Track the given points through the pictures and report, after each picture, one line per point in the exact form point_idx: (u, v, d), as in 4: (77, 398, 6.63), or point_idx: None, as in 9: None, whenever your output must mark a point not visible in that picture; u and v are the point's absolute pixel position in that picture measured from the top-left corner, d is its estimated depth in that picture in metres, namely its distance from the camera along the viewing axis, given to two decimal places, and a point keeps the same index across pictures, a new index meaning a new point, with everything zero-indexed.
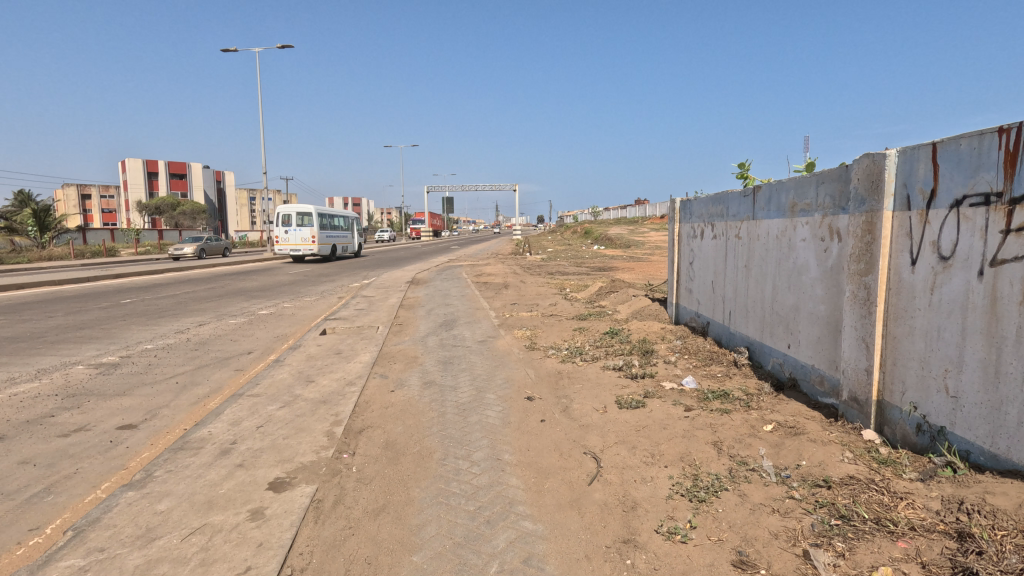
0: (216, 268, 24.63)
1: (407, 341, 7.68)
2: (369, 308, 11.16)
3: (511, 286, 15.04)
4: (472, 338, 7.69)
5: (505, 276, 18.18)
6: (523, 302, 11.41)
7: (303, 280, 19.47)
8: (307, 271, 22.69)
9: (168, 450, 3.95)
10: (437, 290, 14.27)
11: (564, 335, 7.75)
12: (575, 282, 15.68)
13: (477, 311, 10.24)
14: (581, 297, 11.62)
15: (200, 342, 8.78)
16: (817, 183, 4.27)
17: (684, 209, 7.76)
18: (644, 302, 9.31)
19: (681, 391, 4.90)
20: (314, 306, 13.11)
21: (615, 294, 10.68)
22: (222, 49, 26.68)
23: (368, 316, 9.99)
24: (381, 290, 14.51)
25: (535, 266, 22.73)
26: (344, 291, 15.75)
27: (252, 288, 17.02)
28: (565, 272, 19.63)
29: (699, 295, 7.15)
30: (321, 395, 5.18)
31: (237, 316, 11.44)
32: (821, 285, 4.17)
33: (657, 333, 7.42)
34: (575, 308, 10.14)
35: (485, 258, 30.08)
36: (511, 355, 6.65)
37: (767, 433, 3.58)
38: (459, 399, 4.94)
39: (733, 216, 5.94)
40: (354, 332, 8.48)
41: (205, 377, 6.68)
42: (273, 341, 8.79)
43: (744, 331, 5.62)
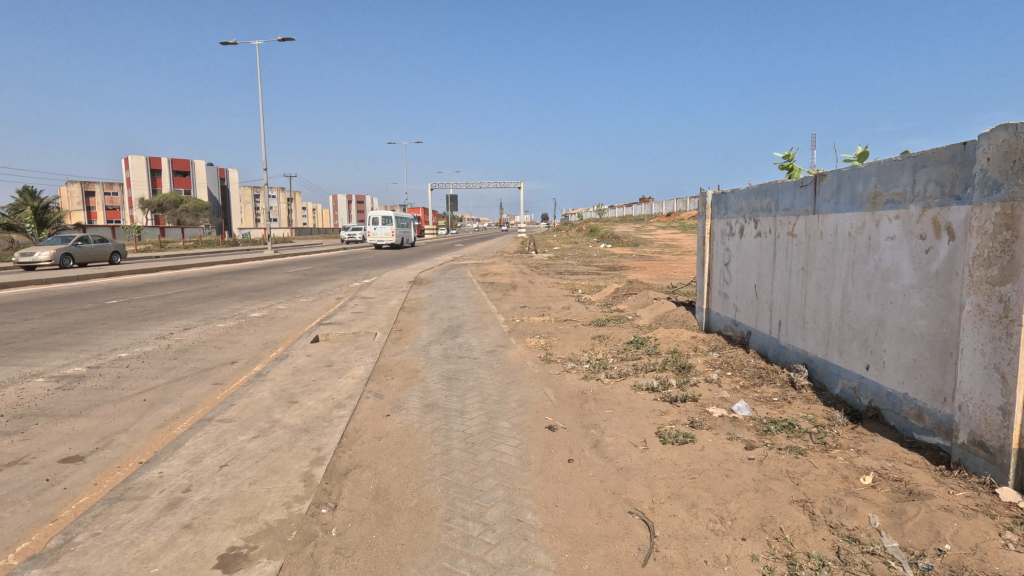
0: (214, 267, 23.91)
1: (407, 351, 6.87)
2: (368, 311, 10.35)
3: (520, 286, 14.19)
4: (480, 348, 6.88)
5: (512, 276, 17.36)
6: (533, 305, 10.56)
7: (302, 280, 18.70)
8: (307, 271, 21.95)
9: (103, 501, 3.16)
10: (441, 291, 13.43)
11: (582, 344, 6.93)
12: (588, 283, 14.83)
13: (484, 315, 9.41)
14: (596, 300, 10.78)
15: (181, 350, 8.00)
16: (912, 167, 3.43)
17: (718, 204, 6.93)
18: (669, 307, 8.48)
19: (734, 419, 4.07)
20: (310, 308, 12.30)
21: (634, 297, 9.83)
22: (221, 44, 24.55)
23: (365, 321, 9.17)
24: (382, 291, 13.68)
25: (543, 265, 21.84)
26: (344, 292, 14.94)
27: (247, 287, 16.27)
28: (576, 272, 18.78)
29: (737, 301, 6.33)
30: (303, 421, 4.38)
31: (226, 319, 10.66)
32: (919, 294, 3.34)
33: (688, 343, 6.59)
34: (591, 312, 9.29)
35: (491, 257, 29.28)
36: (525, 369, 5.83)
37: (869, 492, 2.76)
38: (467, 428, 4.13)
39: (785, 210, 5.11)
40: (349, 339, 7.68)
41: (178, 393, 5.90)
42: (261, 349, 8.00)
43: (801, 345, 4.79)
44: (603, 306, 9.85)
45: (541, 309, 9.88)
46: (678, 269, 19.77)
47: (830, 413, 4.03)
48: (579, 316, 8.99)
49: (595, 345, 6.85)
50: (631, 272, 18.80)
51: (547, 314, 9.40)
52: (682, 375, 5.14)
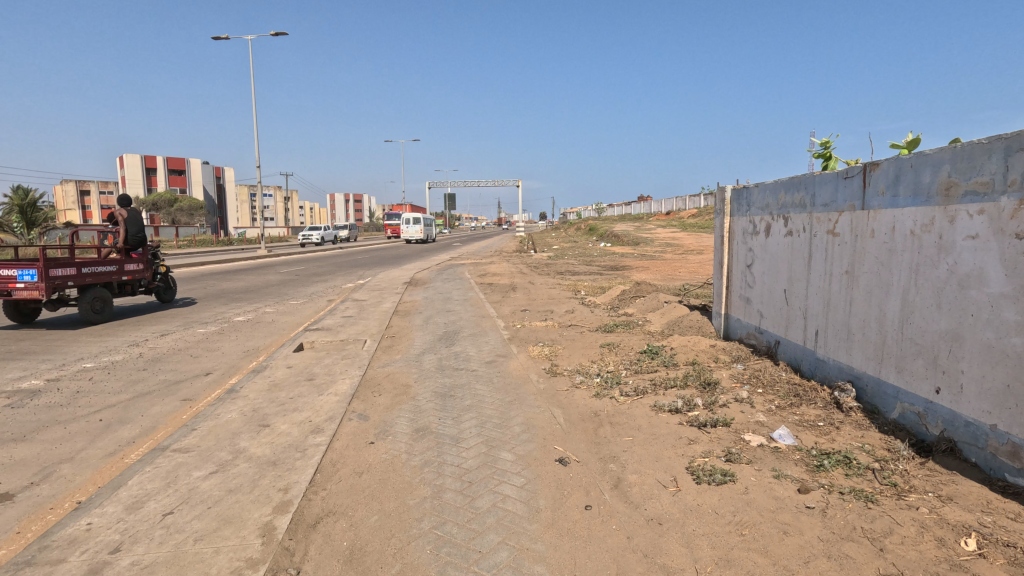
0: (205, 266, 23.23)
1: (398, 362, 6.25)
2: (359, 315, 9.72)
3: (520, 288, 13.54)
4: (478, 358, 6.27)
5: (511, 276, 16.75)
6: (535, 308, 9.93)
7: (293, 281, 18.06)
8: (300, 271, 21.32)
9: (9, 565, 2.54)
10: (437, 293, 12.77)
11: (590, 354, 6.33)
12: (590, 284, 14.22)
13: (483, 320, 8.78)
14: (601, 303, 10.15)
15: (154, 359, 7.37)
16: (1003, 151, 2.84)
17: (739, 200, 6.33)
18: (681, 311, 7.88)
19: (778, 450, 3.47)
20: (299, 311, 11.65)
21: (643, 300, 9.20)
22: (214, 37, 23.85)
23: (354, 326, 8.55)
24: (376, 293, 13.03)
25: (543, 266, 21.18)
26: (336, 293, 14.29)
27: (235, 289, 15.63)
28: (577, 272, 18.17)
29: (762, 307, 5.74)
30: (274, 451, 3.78)
31: (208, 323, 10.01)
32: (1014, 305, 2.75)
33: (707, 354, 5.99)
34: (597, 317, 8.67)
35: (489, 256, 28.68)
36: (529, 383, 5.22)
37: (979, 566, 2.16)
38: (464, 460, 3.53)
39: (824, 205, 4.52)
40: (336, 348, 7.06)
41: (140, 411, 5.28)
42: (241, 358, 7.37)
43: (845, 360, 4.20)
44: (610, 310, 9.23)
45: (543, 314, 9.26)
46: (682, 269, 19.10)
47: (890, 444, 3.43)
48: (584, 321, 8.38)
49: (605, 355, 6.25)
50: (634, 272, 18.14)
51: (550, 318, 8.78)
52: (708, 392, 4.54)
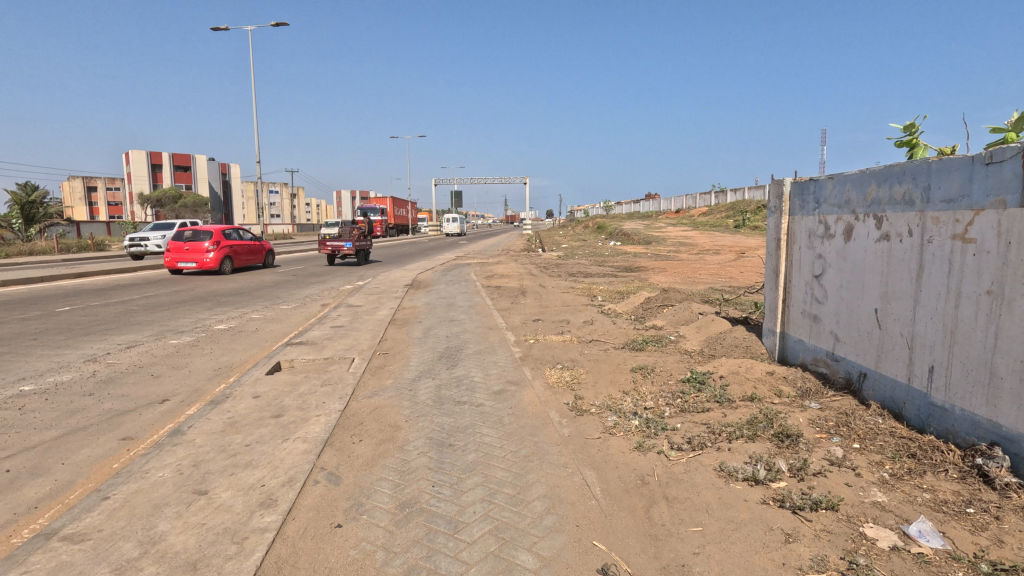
0: (200, 266, 22.24)
1: (388, 392, 5.16)
2: (351, 326, 8.64)
3: (531, 292, 12.43)
4: (484, 386, 5.17)
5: (520, 277, 15.66)
6: (549, 318, 8.80)
7: (289, 282, 17.02)
8: (298, 271, 20.30)
9: None
10: (440, 297, 11.68)
11: (621, 382, 5.23)
12: (606, 288, 13.11)
13: (491, 333, 7.69)
14: (623, 313, 9.01)
15: (107, 380, 6.30)
16: None
17: (803, 196, 5.20)
18: (721, 325, 6.76)
19: (927, 561, 2.36)
20: (288, 319, 10.60)
21: (672, 310, 8.08)
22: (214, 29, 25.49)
23: (343, 340, 7.47)
24: (373, 298, 11.95)
25: (553, 267, 20.04)
26: (332, 297, 13.23)
27: (225, 291, 14.61)
28: (590, 274, 17.04)
29: (838, 329, 4.61)
30: (199, 544, 2.70)
31: (184, 333, 8.98)
32: None
33: (767, 384, 4.88)
34: (620, 331, 7.53)
35: (496, 255, 27.65)
36: (549, 427, 4.13)
37: None
38: (465, 567, 2.44)
39: (947, 201, 3.40)
40: (318, 370, 5.99)
41: (62, 457, 4.22)
42: (209, 380, 6.31)
43: (985, 413, 3.09)
44: (634, 322, 8.09)
45: (558, 325, 8.16)
46: (703, 271, 17.88)
47: None
48: (607, 336, 7.27)
49: (639, 384, 5.14)
50: (651, 274, 16.97)
51: (568, 332, 7.68)
52: (790, 449, 3.43)
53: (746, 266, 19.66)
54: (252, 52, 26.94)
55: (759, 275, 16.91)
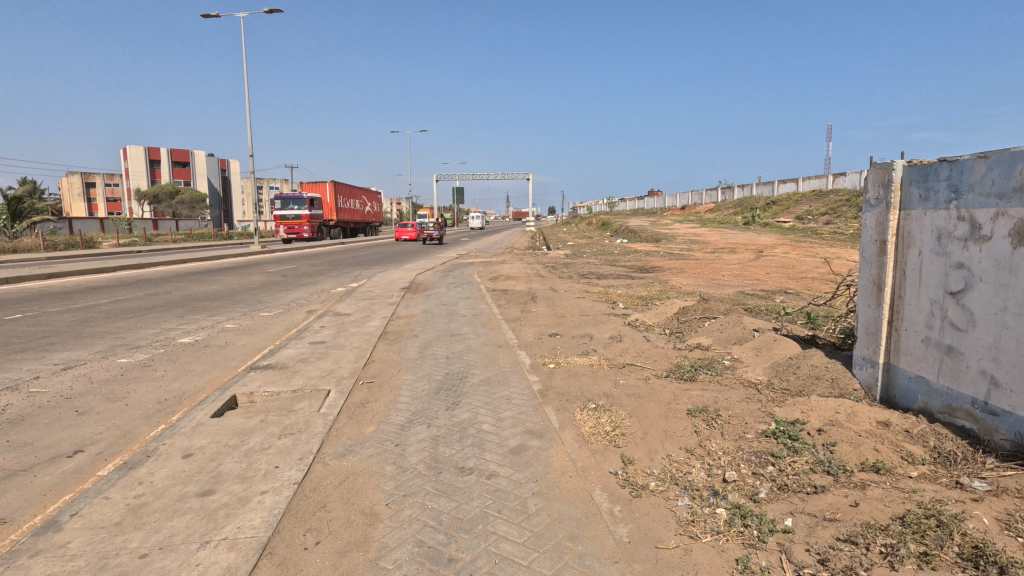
0: (185, 266, 20.87)
1: (366, 449, 3.82)
2: (333, 342, 7.28)
3: (542, 298, 11.04)
4: (497, 442, 3.82)
5: (529, 279, 14.41)
6: (568, 334, 7.43)
7: (278, 284, 15.71)
8: (291, 272, 19.01)
9: None
10: (440, 304, 10.28)
11: (681, 436, 3.90)
12: (625, 293, 11.83)
13: (499, 354, 6.32)
14: (654, 327, 7.60)
15: (16, 418, 4.97)
16: None
17: (927, 181, 3.86)
18: (788, 349, 5.44)
19: None
20: (265, 330, 9.22)
21: (717, 324, 6.69)
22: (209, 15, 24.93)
23: (320, 363, 6.12)
24: (365, 305, 10.57)
25: (562, 267, 18.61)
26: (320, 304, 11.84)
27: (204, 295, 13.27)
28: (604, 276, 15.78)
29: (995, 369, 3.28)
30: None
31: (139, 349, 7.63)
32: None
33: (888, 441, 3.55)
34: (659, 352, 6.15)
35: (500, 253, 26.41)
36: (597, 522, 2.80)
37: None
38: None
39: None
40: (280, 411, 4.65)
41: None
42: (146, 419, 4.98)
43: None
44: (672, 339, 6.72)
45: (581, 343, 6.79)
46: (726, 273, 16.44)
47: None
48: (644, 359, 5.91)
49: (706, 441, 3.80)
50: (671, 276, 15.53)
51: (594, 353, 6.32)
52: None
53: (770, 266, 18.17)
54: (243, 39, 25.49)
55: (790, 276, 15.43)
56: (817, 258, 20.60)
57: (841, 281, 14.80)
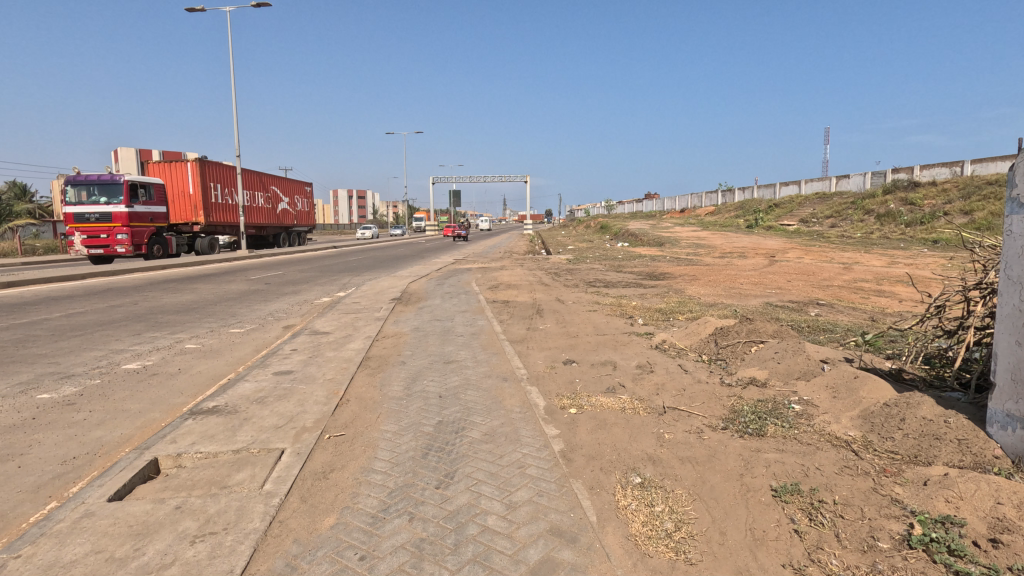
0: (163, 272, 19.51)
1: (317, 566, 2.57)
2: (304, 372, 6.03)
3: (549, 312, 9.77)
4: (509, 555, 2.59)
5: (532, 288, 13.22)
6: (587, 361, 6.19)
7: (259, 294, 14.41)
8: (275, 279, 17.73)
9: None
10: (433, 320, 9.01)
11: (778, 543, 2.67)
12: (640, 305, 10.64)
13: (506, 393, 5.09)
14: (688, 353, 6.40)
15: None
16: None
17: None
18: (878, 392, 4.24)
19: None
20: (231, 352, 7.94)
21: (771, 352, 5.50)
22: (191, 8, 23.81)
23: (281, 404, 4.87)
24: (348, 320, 9.31)
25: (565, 274, 17.33)
26: (300, 318, 10.55)
27: (173, 307, 11.97)
28: (613, 284, 14.62)
29: None
30: None
31: (71, 379, 6.35)
32: None
33: None
34: (705, 391, 4.94)
35: (499, 258, 25.23)
36: None
37: None
38: None
39: None
40: (210, 486, 3.40)
41: None
42: (35, 491, 3.71)
43: None
44: (716, 371, 5.51)
45: (605, 376, 5.56)
46: (744, 280, 15.27)
47: None
48: (688, 402, 4.68)
49: (819, 552, 2.58)
50: (685, 284, 14.31)
51: (623, 391, 5.09)
52: None
53: (788, 273, 16.98)
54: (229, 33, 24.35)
55: (815, 285, 14.24)
56: (835, 264, 19.44)
57: (871, 290, 13.61)
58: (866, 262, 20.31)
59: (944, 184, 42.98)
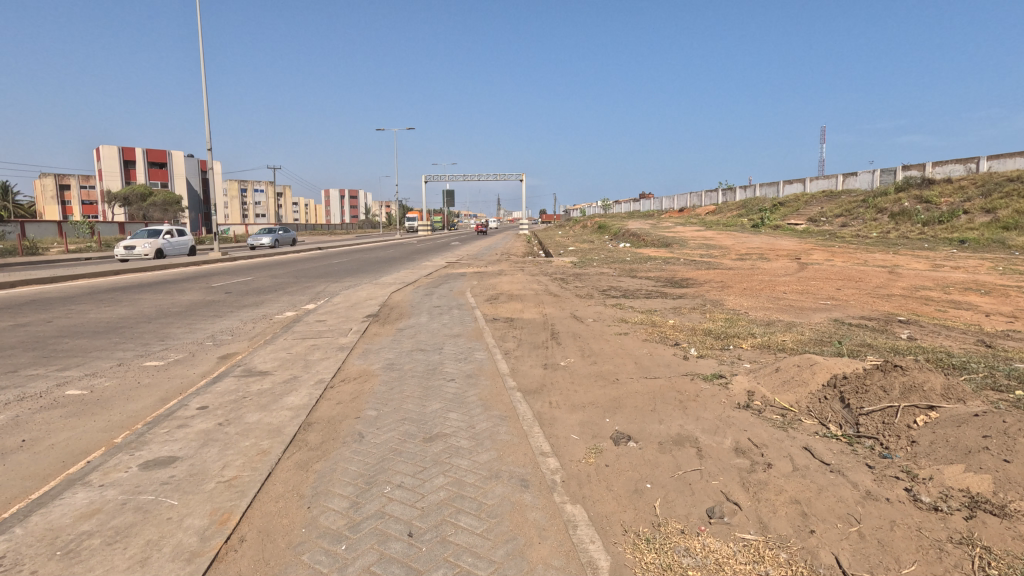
0: (113, 278, 17.05)
1: None
2: (194, 460, 3.71)
3: (568, 337, 7.45)
4: None
5: (540, 301, 10.91)
6: (650, 440, 3.90)
7: (212, 307, 11.99)
8: (239, 287, 15.30)
9: None
10: (415, 352, 6.68)
11: None
12: (682, 325, 8.36)
13: (530, 527, 2.78)
14: (804, 423, 4.12)
15: None
16: None
17: None
18: None
19: None
20: (125, 403, 5.57)
21: (978, 437, 3.22)
22: None
23: (103, 565, 2.54)
24: (301, 352, 6.94)
25: (574, 281, 15.01)
26: (245, 345, 8.15)
27: (91, 327, 9.52)
28: (634, 294, 12.36)
29: None
30: None
31: None
32: None
33: None
34: (902, 530, 2.65)
35: (496, 261, 22.99)
36: None
37: None
38: None
39: None
40: None
41: None
42: None
43: None
44: (885, 470, 3.23)
45: (695, 483, 3.25)
46: (785, 288, 13.04)
47: None
48: (892, 569, 2.39)
49: None
50: (720, 294, 12.04)
51: (744, 524, 2.79)
52: None
53: (830, 278, 14.82)
54: (200, 24, 22.35)
55: (873, 293, 12.06)
56: (876, 268, 17.32)
57: (943, 300, 11.43)
58: (907, 265, 18.14)
59: (961, 181, 41.13)
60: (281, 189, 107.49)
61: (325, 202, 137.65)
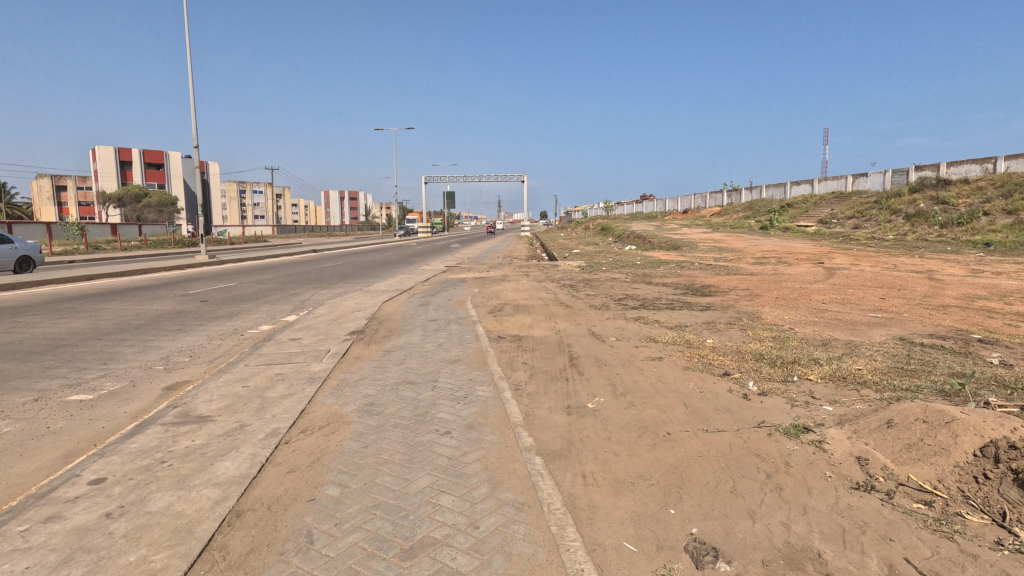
0: (84, 284, 15.71)
1: None
2: None
3: (592, 365, 6.06)
4: None
5: (551, 313, 9.55)
6: (750, 561, 2.52)
7: (178, 319, 10.61)
8: (218, 295, 13.98)
9: None
10: (402, 387, 5.30)
11: None
12: (725, 347, 6.97)
13: None
14: (973, 525, 2.75)
15: None
16: None
17: None
18: None
19: None
20: (11, 463, 4.18)
21: None
22: None
23: None
24: (260, 386, 5.54)
25: (585, 288, 13.67)
26: (201, 372, 6.75)
27: (26, 344, 8.12)
28: (656, 304, 11.02)
29: None
30: None
31: None
32: None
33: None
34: None
35: (499, 264, 21.67)
36: None
37: None
38: None
39: None
40: None
41: None
42: None
43: None
44: None
45: None
46: (823, 298, 11.68)
47: None
48: None
49: None
50: (754, 305, 10.66)
51: None
52: None
53: (868, 286, 13.46)
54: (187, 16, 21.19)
55: (925, 304, 10.68)
56: (911, 274, 15.90)
57: (1009, 312, 10.04)
58: (943, 270, 16.78)
59: (978, 181, 39.83)
60: (281, 190, 106.36)
61: (325, 203, 136.51)
